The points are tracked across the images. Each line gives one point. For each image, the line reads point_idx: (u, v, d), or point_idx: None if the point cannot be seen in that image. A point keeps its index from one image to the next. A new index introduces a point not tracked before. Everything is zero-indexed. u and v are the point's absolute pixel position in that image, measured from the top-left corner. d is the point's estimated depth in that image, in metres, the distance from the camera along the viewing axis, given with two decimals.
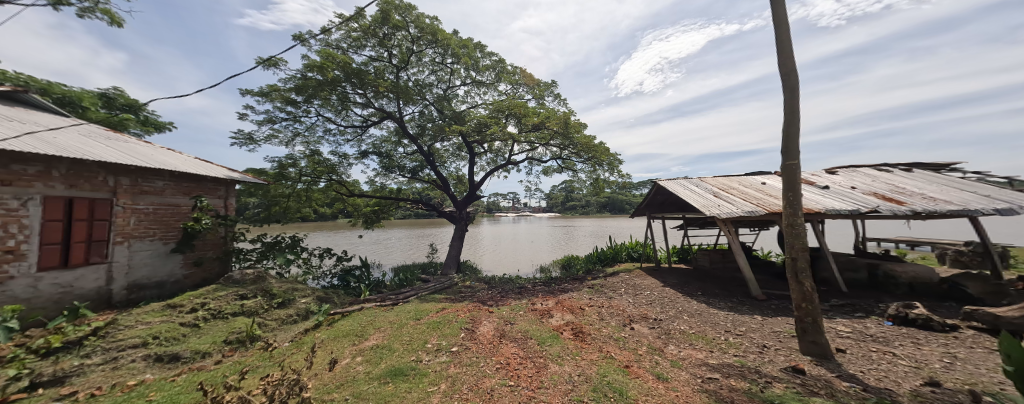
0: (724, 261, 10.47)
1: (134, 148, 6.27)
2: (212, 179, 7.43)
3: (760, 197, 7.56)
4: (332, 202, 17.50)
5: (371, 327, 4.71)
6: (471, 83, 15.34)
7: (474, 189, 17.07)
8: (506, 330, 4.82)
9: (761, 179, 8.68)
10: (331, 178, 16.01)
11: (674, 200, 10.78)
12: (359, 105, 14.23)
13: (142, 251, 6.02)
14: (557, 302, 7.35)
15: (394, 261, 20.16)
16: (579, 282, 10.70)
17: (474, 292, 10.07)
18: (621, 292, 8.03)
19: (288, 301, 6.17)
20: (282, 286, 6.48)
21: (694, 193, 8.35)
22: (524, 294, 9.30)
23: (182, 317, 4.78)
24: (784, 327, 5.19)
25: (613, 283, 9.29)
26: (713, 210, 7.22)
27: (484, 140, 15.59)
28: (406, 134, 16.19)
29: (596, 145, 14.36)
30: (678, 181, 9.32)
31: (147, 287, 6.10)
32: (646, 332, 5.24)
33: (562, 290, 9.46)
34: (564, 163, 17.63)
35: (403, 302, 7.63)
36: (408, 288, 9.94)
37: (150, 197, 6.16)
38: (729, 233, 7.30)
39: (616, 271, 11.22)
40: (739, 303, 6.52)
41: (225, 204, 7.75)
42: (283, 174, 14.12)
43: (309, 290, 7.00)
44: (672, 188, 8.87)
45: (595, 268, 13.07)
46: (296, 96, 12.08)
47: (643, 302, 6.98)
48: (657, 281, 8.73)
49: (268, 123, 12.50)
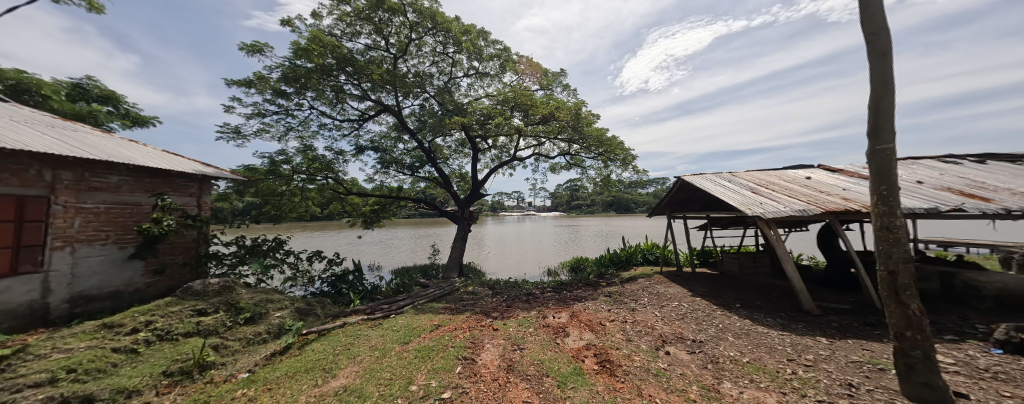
0: (755, 266, 9.38)
1: (85, 138, 5.48)
2: (181, 175, 6.61)
3: (809, 194, 6.47)
4: (330, 202, 16.75)
5: (346, 355, 3.78)
6: (474, 74, 14.41)
7: (478, 187, 16.15)
8: (513, 358, 3.87)
9: (804, 173, 7.58)
10: (327, 176, 15.21)
11: (698, 198, 9.72)
12: (355, 98, 13.41)
13: (91, 258, 5.18)
14: (572, 316, 6.35)
15: (395, 263, 19.36)
16: (593, 288, 9.72)
17: (477, 300, 9.12)
18: (645, 303, 7.03)
19: (259, 316, 5.26)
20: (254, 298, 5.59)
21: (727, 189, 7.29)
22: (533, 302, 8.35)
23: (118, 340, 3.88)
24: (863, 355, 4.13)
25: (633, 290, 8.27)
26: (755, 210, 6.15)
27: (488, 134, 14.63)
28: (405, 129, 15.32)
29: (608, 138, 13.35)
30: (705, 176, 8.28)
31: (97, 299, 5.27)
32: (686, 360, 4.21)
33: (574, 298, 8.50)
34: (572, 160, 16.65)
35: (396, 313, 6.74)
36: (405, 296, 9.05)
37: (101, 194, 5.33)
38: (775, 236, 6.22)
39: (633, 276, 10.20)
40: (791, 319, 5.47)
41: (197, 203, 6.96)
42: (275, 171, 13.32)
43: (287, 301, 6.10)
44: (700, 184, 7.83)
45: (608, 272, 12.07)
46: (287, 87, 11.30)
47: (673, 316, 5.96)
48: (684, 289, 7.69)
49: (257, 116, 11.73)
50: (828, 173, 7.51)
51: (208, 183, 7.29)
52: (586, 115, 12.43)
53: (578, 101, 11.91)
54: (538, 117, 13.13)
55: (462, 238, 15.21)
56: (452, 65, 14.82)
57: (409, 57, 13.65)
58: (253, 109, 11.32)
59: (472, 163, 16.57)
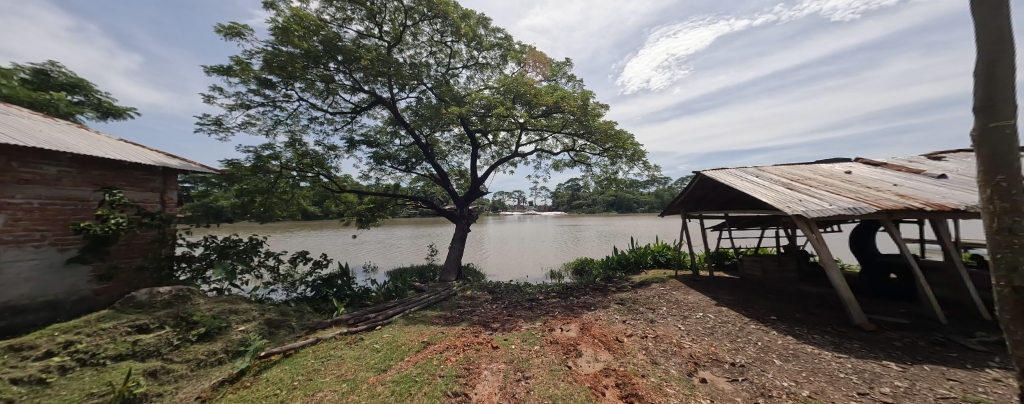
0: (780, 270, 8.56)
1: (17, 122, 4.73)
2: (141, 167, 5.85)
3: (854, 190, 5.64)
4: (322, 199, 15.99)
5: (305, 391, 2.98)
6: (474, 64, 13.59)
7: (477, 184, 15.36)
8: (517, 394, 3.06)
9: (842, 167, 6.75)
10: (319, 173, 14.46)
11: (717, 195, 8.91)
12: (347, 89, 12.65)
13: (21, 262, 4.41)
14: (583, 330, 5.51)
15: (391, 264, 18.63)
16: (602, 293, 8.93)
17: (475, 307, 8.30)
18: (665, 313, 6.23)
19: (218, 331, 4.47)
20: (214, 308, 4.79)
21: (756, 185, 6.48)
22: (537, 310, 7.57)
23: (20, 368, 3.01)
24: (952, 388, 3.31)
25: (648, 298, 7.44)
26: (795, 208, 5.32)
27: (488, 129, 13.83)
28: (401, 123, 14.54)
29: (615, 133, 12.54)
30: (728, 171, 7.47)
31: (29, 310, 4.49)
32: (730, 392, 3.40)
33: (583, 305, 7.72)
34: (576, 156, 15.92)
35: (382, 324, 5.97)
36: (396, 302, 8.28)
37: (35, 188, 4.56)
38: (817, 238, 5.41)
39: (646, 280, 9.38)
40: (843, 336, 4.67)
41: (161, 199, 6.18)
42: (262, 167, 12.54)
43: (256, 311, 5.30)
44: (724, 179, 7.02)
45: (616, 275, 11.28)
46: (272, 76, 10.52)
47: (701, 332, 5.15)
48: (706, 297, 6.88)
49: (241, 108, 10.95)
50: (869, 167, 6.67)
51: (176, 177, 6.54)
52: (593, 107, 11.63)
53: (584, 91, 11.11)
54: (542, 110, 12.32)
55: (461, 238, 14.42)
56: (450, 55, 14.04)
57: (404, 45, 12.87)
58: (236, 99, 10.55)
59: (472, 159, 15.80)
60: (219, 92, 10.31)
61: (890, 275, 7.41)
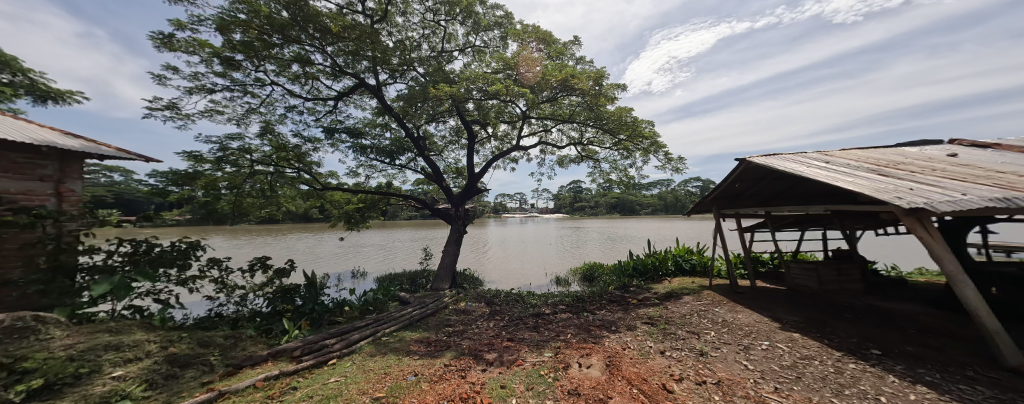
0: (841, 281, 7.00)
1: None
2: (17, 147, 4.40)
3: (985, 175, 4.09)
4: (305, 198, 14.60)
5: None
6: (471, 47, 12.15)
7: (475, 181, 13.89)
8: None
9: (940, 151, 5.21)
10: (299, 168, 13.05)
11: (759, 189, 7.45)
12: (328, 73, 11.27)
13: None
14: (611, 370, 3.97)
15: (382, 269, 17.21)
16: (621, 307, 7.42)
17: (468, 326, 6.77)
18: (716, 342, 4.68)
19: (66, 383, 2.92)
20: (76, 345, 3.26)
21: (832, 172, 4.96)
22: (545, 331, 6.05)
23: None
24: None
25: (684, 316, 5.89)
26: (911, 200, 3.78)
27: (487, 119, 12.45)
28: (390, 113, 13.11)
29: (630, 121, 11.05)
30: (785, 157, 5.94)
31: None
32: None
33: (602, 325, 6.19)
34: (583, 150, 14.57)
35: (339, 359, 4.47)
36: (372, 319, 6.83)
37: None
38: (935, 242, 3.87)
39: (673, 292, 7.84)
40: (1007, 389, 3.11)
41: (55, 191, 4.76)
42: (231, 161, 11.10)
43: (153, 344, 3.78)
44: (780, 166, 5.53)
45: (633, 283, 9.77)
46: (239, 55, 9.20)
47: (785, 377, 3.58)
48: (763, 317, 5.34)
49: (203, 92, 9.53)
50: (978, 150, 5.13)
51: (80, 163, 5.12)
52: (605, 91, 10.17)
53: (597, 71, 9.62)
54: (547, 95, 10.83)
55: (456, 241, 12.96)
56: (445, 38, 12.67)
57: (393, 26, 11.50)
58: (194, 81, 9.13)
59: (469, 154, 14.39)
60: (173, 72, 8.88)
61: (991, 289, 5.85)
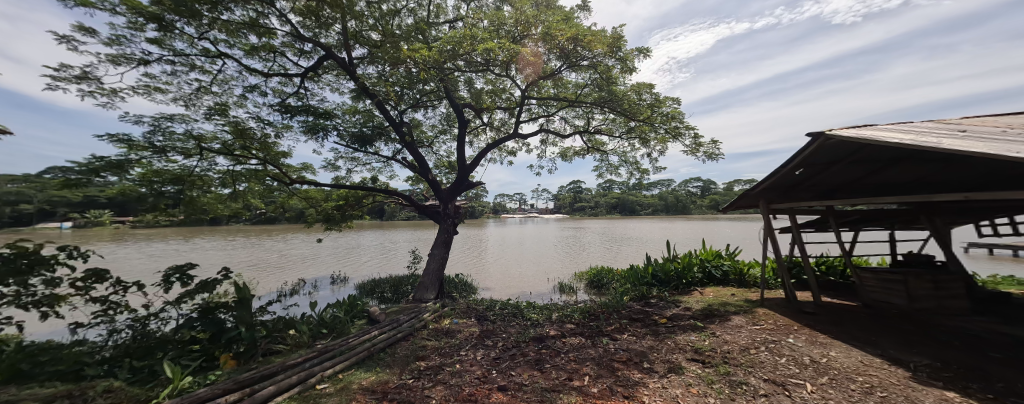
0: (939, 296, 5.32)
1: None
2: None
3: None
4: (274, 194, 12.87)
5: None
6: (462, 18, 10.43)
7: (466, 174, 12.14)
8: None
9: None
10: (263, 158, 11.31)
11: (826, 176, 5.77)
12: (290, 44, 9.51)
13: None
14: None
15: (366, 274, 15.48)
16: (650, 331, 5.68)
17: (447, 359, 5.01)
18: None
19: None
20: None
21: (996, 140, 3.22)
22: (551, 371, 4.30)
23: None
24: None
25: (746, 352, 4.16)
26: None
27: (480, 101, 10.82)
28: (367, 96, 11.34)
29: (648, 102, 9.35)
30: (888, 127, 4.21)
31: None
32: None
33: (630, 361, 4.44)
34: (588, 140, 12.88)
35: None
36: (320, 348, 5.10)
37: None
38: None
39: (713, 309, 6.12)
40: None
41: None
42: (175, 147, 9.33)
43: None
44: (892, 138, 3.84)
45: (655, 294, 8.08)
46: (174, 14, 7.48)
47: None
48: (871, 358, 3.63)
49: (131, 63, 7.83)
50: None
51: None
52: (620, 64, 8.48)
53: (611, 36, 7.90)
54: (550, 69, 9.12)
55: (444, 243, 11.24)
56: (433, 10, 11.00)
57: None
58: (115, 46, 7.39)
59: (460, 145, 12.73)
60: (87, 34, 7.16)
61: None
